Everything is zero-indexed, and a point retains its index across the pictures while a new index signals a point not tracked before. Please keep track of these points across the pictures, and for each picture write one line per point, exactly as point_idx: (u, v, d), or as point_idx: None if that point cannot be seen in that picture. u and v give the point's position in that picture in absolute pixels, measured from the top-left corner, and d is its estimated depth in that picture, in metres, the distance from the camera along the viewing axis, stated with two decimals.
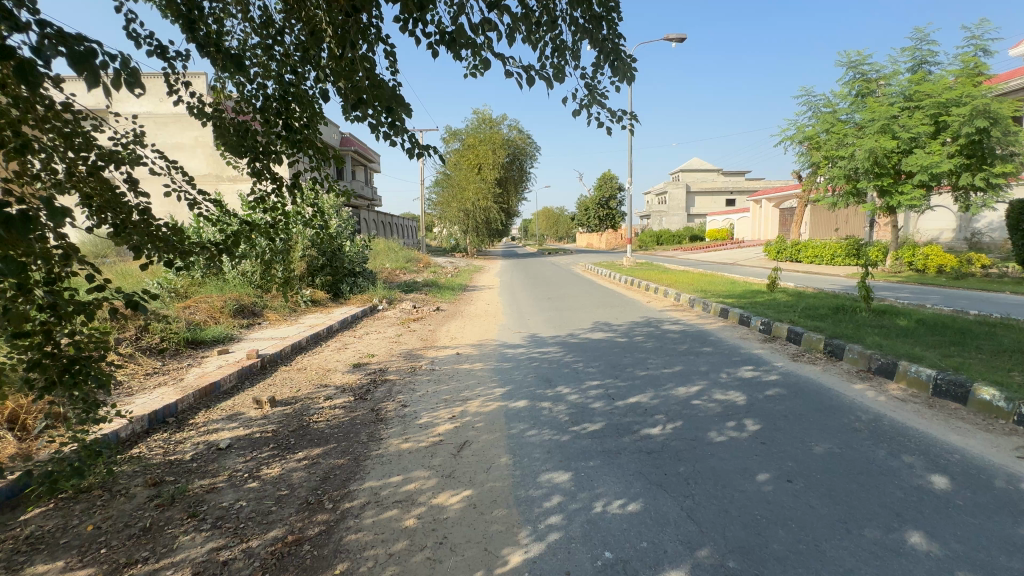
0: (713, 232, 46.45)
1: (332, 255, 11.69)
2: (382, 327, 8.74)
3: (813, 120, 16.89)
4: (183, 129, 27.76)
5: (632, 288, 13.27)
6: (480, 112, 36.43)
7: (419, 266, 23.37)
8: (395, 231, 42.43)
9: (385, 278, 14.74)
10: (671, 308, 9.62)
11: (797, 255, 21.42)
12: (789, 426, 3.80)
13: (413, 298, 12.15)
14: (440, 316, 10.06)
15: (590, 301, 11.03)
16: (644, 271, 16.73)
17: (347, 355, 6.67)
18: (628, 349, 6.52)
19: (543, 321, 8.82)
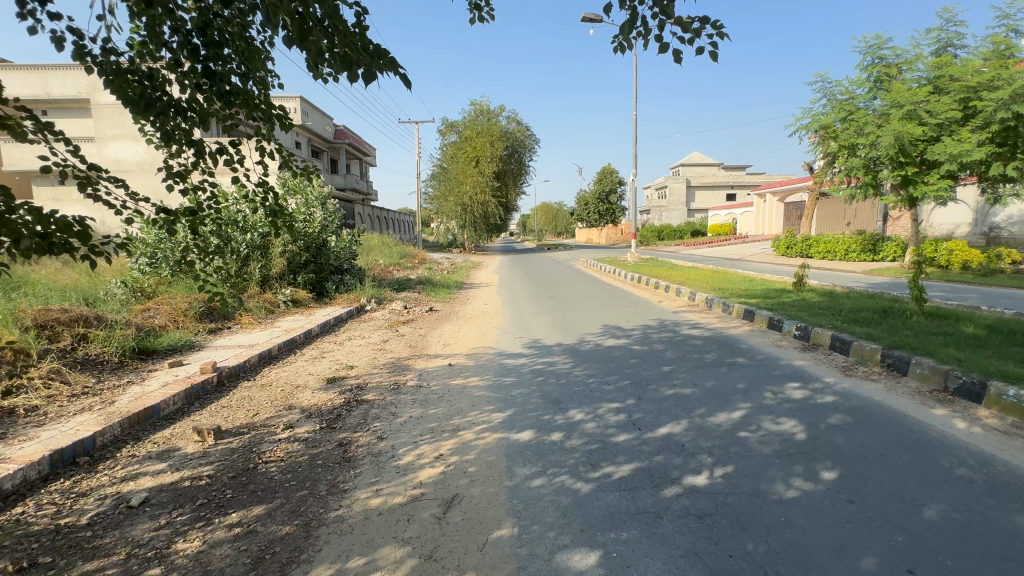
0: (715, 227, 45.52)
1: (316, 251, 10.83)
2: (369, 332, 7.86)
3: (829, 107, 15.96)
4: None
5: (639, 286, 12.40)
6: (478, 103, 35.36)
7: (414, 262, 22.48)
8: (391, 226, 41.50)
9: (376, 276, 13.84)
10: (687, 310, 8.72)
11: (808, 251, 20.54)
12: (874, 473, 2.93)
13: (405, 297, 11.25)
14: (433, 318, 9.18)
15: (597, 301, 10.17)
16: (651, 267, 15.88)
17: (322, 367, 5.77)
18: (647, 360, 5.63)
19: (548, 324, 7.96)
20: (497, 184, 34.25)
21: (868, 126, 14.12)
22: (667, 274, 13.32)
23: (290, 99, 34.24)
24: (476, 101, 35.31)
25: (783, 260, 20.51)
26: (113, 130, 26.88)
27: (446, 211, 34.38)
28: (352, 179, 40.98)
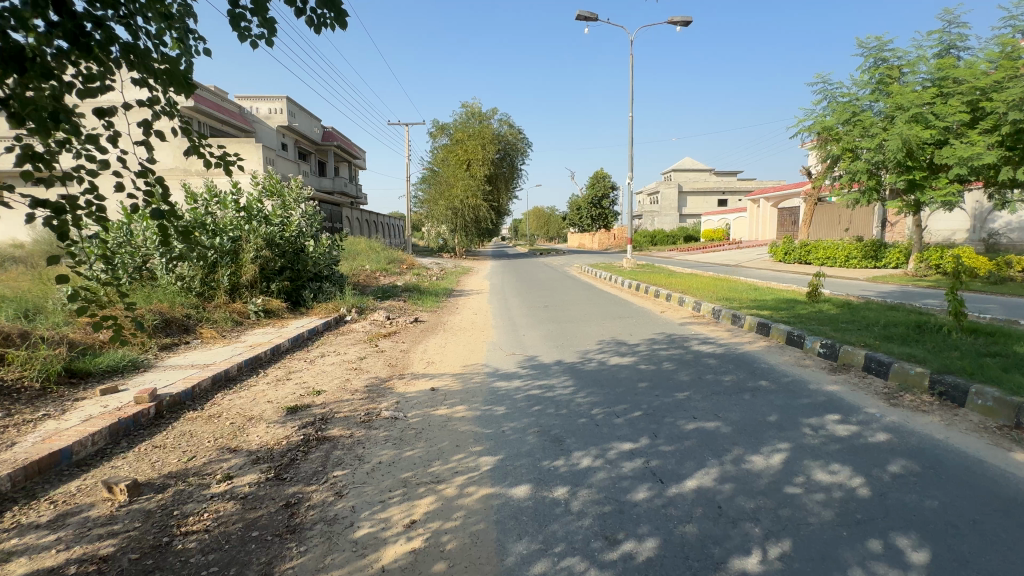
0: (708, 232, 45.21)
1: (292, 258, 10.07)
2: (346, 347, 7.10)
3: (830, 109, 15.50)
4: None
5: (638, 294, 11.76)
6: (469, 106, 34.69)
7: (402, 267, 21.67)
8: (380, 231, 40.63)
9: (360, 283, 13.05)
10: (694, 322, 8.06)
11: (807, 258, 20.07)
12: (976, 552, 2.25)
13: (389, 306, 10.49)
14: (418, 331, 8.44)
15: (595, 311, 9.51)
16: (648, 274, 15.27)
17: (285, 392, 4.99)
18: (659, 384, 4.93)
19: (544, 339, 7.27)
20: (489, 188, 33.60)
21: (871, 129, 13.67)
22: (666, 281, 12.69)
23: (276, 99, 33.67)
24: (467, 103, 34.66)
25: (781, 266, 20.03)
26: None
27: (437, 216, 33.61)
28: (340, 182, 40.04)
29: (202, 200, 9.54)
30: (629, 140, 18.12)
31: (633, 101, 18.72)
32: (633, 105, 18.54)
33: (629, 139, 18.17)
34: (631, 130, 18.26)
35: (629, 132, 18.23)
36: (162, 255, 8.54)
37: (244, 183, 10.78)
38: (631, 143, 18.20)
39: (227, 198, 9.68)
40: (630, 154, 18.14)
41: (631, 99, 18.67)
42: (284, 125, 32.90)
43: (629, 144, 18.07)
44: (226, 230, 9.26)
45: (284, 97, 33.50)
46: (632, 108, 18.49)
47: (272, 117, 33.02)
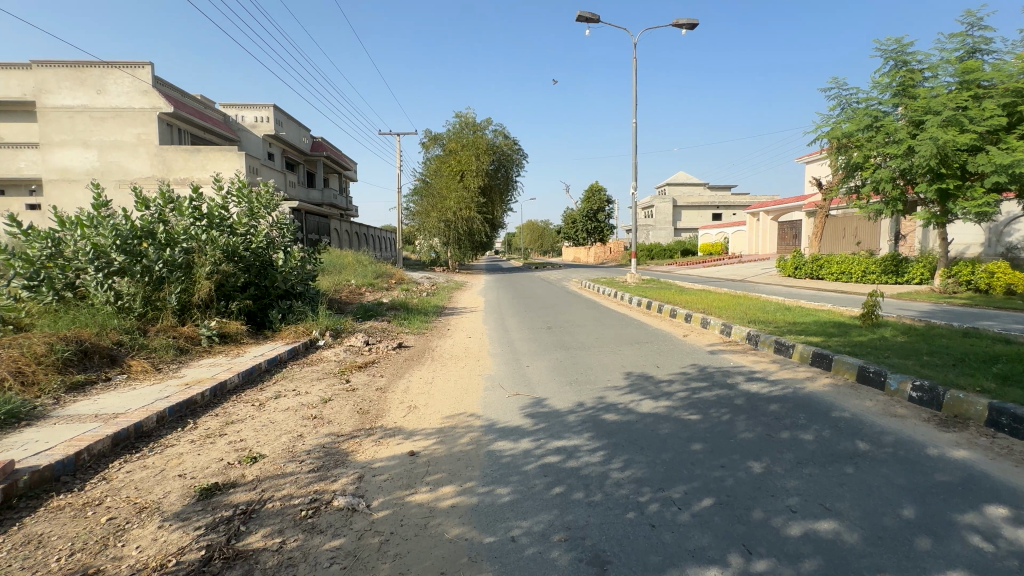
0: (705, 246, 44.30)
1: (258, 273, 8.75)
2: (309, 384, 5.74)
3: (845, 116, 14.58)
4: (124, 125, 24.37)
5: (650, 314, 10.57)
6: (463, 116, 33.81)
7: (391, 281, 20.36)
8: (370, 244, 39.36)
9: (341, 302, 11.73)
10: (729, 351, 6.79)
11: (819, 272, 19.01)
12: None
13: (370, 328, 9.15)
14: (402, 360, 7.11)
15: (607, 335, 8.26)
16: (657, 290, 14.11)
17: (209, 459, 3.64)
18: (720, 445, 3.64)
19: (553, 372, 6.00)
20: (482, 200, 32.50)
21: (896, 135, 12.68)
22: (681, 299, 11.50)
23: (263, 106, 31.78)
24: (460, 113, 33.73)
25: (792, 282, 18.95)
26: (60, 135, 24.41)
27: (429, 228, 32.40)
28: (329, 194, 38.83)
29: (153, 207, 8.23)
30: (634, 148, 17.01)
31: (637, 107, 17.75)
32: (637, 111, 17.58)
33: (635, 146, 17.08)
34: (636, 137, 17.18)
35: (634, 140, 17.15)
36: (98, 270, 7.18)
37: (207, 188, 9.46)
38: (636, 151, 17.11)
39: (185, 205, 8.38)
40: (634, 163, 17.07)
41: (634, 106, 17.69)
42: (272, 134, 31.75)
43: (634, 152, 16.98)
44: (179, 241, 7.93)
45: (272, 106, 31.94)
46: (636, 115, 17.56)
47: (259, 126, 31.73)
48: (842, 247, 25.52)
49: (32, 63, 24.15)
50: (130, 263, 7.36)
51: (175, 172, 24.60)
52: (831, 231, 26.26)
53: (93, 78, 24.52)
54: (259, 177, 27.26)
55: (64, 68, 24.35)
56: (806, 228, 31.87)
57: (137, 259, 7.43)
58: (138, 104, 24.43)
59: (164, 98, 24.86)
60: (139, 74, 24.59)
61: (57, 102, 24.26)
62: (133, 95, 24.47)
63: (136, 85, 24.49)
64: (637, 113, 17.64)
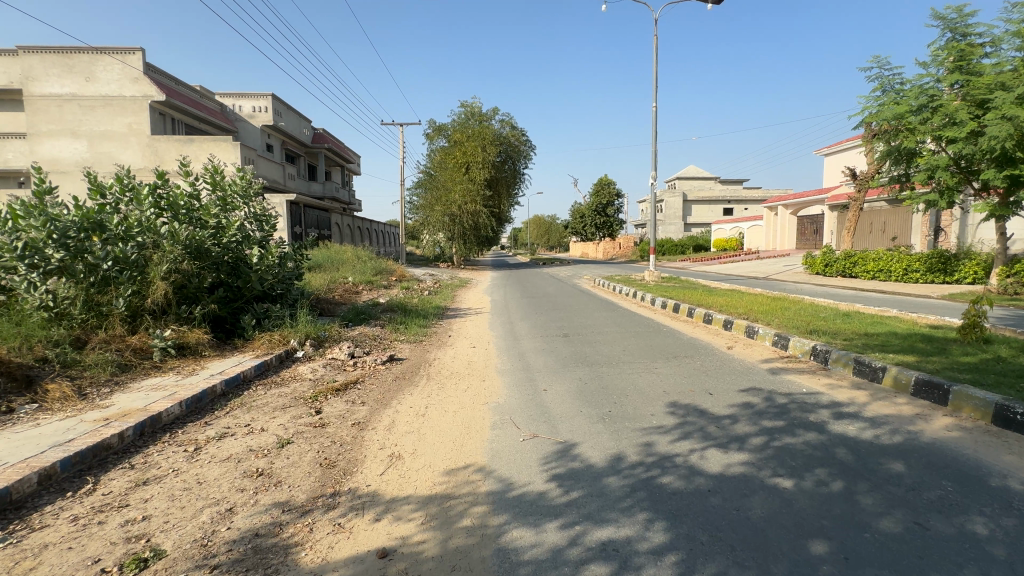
0: (719, 242, 42.80)
1: (227, 272, 7.55)
2: (268, 416, 4.52)
3: (893, 97, 13.19)
4: (114, 114, 23.28)
5: (680, 319, 9.29)
6: (469, 105, 32.47)
7: (391, 279, 19.22)
8: (374, 239, 38.28)
9: (331, 304, 10.54)
10: (793, 372, 5.47)
11: (852, 270, 17.60)
12: None
13: (359, 335, 7.94)
14: (391, 378, 5.86)
15: (637, 347, 6.97)
16: (681, 289, 12.84)
17: (77, 563, 2.42)
18: (853, 548, 2.38)
19: (577, 401, 4.73)
20: (489, 193, 31.26)
21: (957, 116, 11.23)
22: (713, 301, 10.16)
23: (262, 95, 30.59)
24: (465, 102, 32.41)
25: (822, 280, 17.56)
26: (48, 124, 23.36)
27: (432, 223, 31.23)
28: (331, 187, 37.68)
29: (107, 195, 7.06)
30: (653, 134, 15.61)
31: (657, 91, 16.34)
32: (656, 96, 16.19)
33: (654, 132, 15.68)
34: (655, 123, 15.79)
35: (653, 126, 15.76)
36: (31, 269, 6.01)
37: (173, 174, 8.24)
38: (656, 138, 15.73)
39: (143, 193, 7.21)
40: (653, 151, 15.69)
41: (654, 89, 16.30)
42: (270, 125, 30.59)
43: (653, 139, 15.59)
44: (132, 235, 6.73)
45: (270, 96, 30.73)
46: (655, 99, 16.16)
47: (257, 116, 30.56)
48: (875, 243, 24.49)
49: (18, 49, 23.07)
50: (71, 261, 6.18)
51: (168, 164, 23.56)
52: (869, 225, 24.92)
53: (82, 65, 23.41)
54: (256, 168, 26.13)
55: (51, 55, 23.25)
56: (829, 223, 30.28)
57: (80, 256, 6.26)
58: (128, 93, 23.30)
59: (156, 86, 23.73)
60: (130, 61, 23.45)
61: (43, 90, 23.15)
62: (123, 82, 23.34)
63: (126, 72, 23.36)
64: (657, 97, 16.23)
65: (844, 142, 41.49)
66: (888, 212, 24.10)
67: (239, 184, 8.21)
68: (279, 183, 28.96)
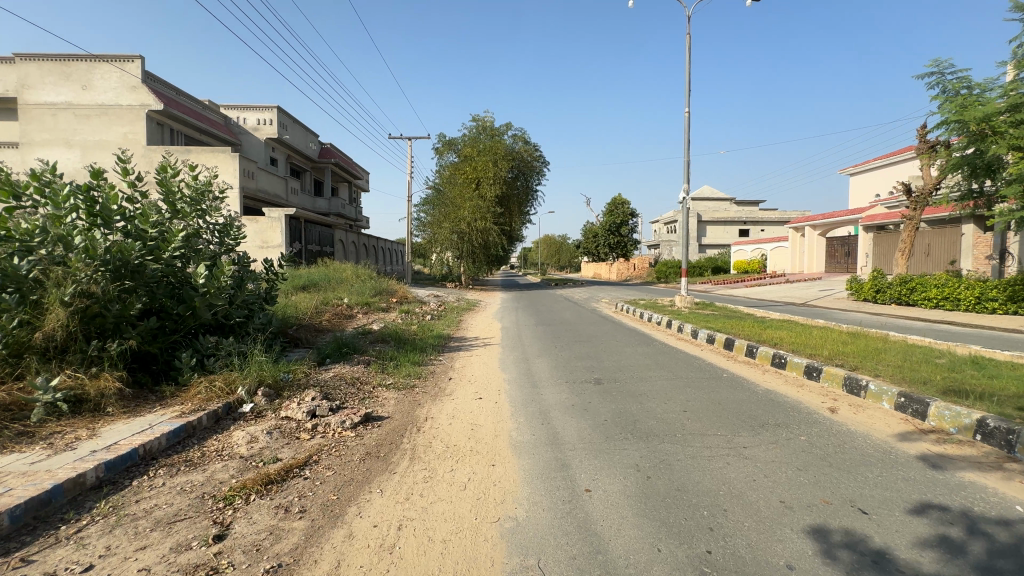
0: (739, 264, 40.83)
1: (164, 298, 5.89)
2: (135, 544, 2.74)
3: (965, 102, 11.70)
4: (110, 124, 22.30)
5: (738, 361, 7.43)
6: (480, 120, 31.29)
7: (393, 300, 17.59)
8: (380, 257, 36.99)
9: (308, 334, 8.77)
10: (967, 466, 3.53)
11: (907, 297, 15.63)
12: None
13: (332, 380, 6.14)
14: (358, 457, 4.01)
15: (701, 408, 5.07)
16: (726, 319, 10.97)
17: None
18: None
19: (648, 527, 2.84)
20: (500, 210, 29.79)
21: None
22: (776, 337, 8.22)
23: (267, 107, 29.68)
24: (476, 116, 31.23)
25: (875, 309, 15.58)
26: (41, 134, 22.40)
27: (440, 241, 29.75)
28: (336, 203, 36.52)
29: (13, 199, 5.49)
30: (685, 142, 13.94)
31: (689, 94, 14.71)
32: (689, 101, 14.58)
33: (685, 140, 14.01)
34: (687, 131, 14.15)
35: (685, 133, 14.10)
36: None
37: (112, 172, 6.61)
38: (689, 146, 14.04)
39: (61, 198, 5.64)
40: (686, 161, 13.94)
41: (686, 94, 14.70)
42: (275, 138, 29.58)
43: (685, 148, 13.88)
44: (33, 247, 5.08)
45: (276, 108, 29.80)
46: (687, 103, 14.54)
47: (261, 129, 29.63)
48: (926, 268, 22.52)
49: (15, 56, 22.29)
50: None
51: None
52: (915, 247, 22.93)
53: (79, 73, 22.53)
54: (257, 181, 24.91)
55: (49, 62, 22.48)
56: (863, 245, 28.22)
57: None
58: (125, 101, 22.34)
59: (154, 94, 22.75)
60: (129, 68, 22.55)
61: (39, 98, 22.31)
62: (120, 91, 22.38)
63: (124, 80, 22.45)
64: (689, 101, 14.58)
65: (871, 161, 39.59)
66: (933, 233, 22.14)
67: (194, 197, 6.69)
68: (282, 197, 27.76)
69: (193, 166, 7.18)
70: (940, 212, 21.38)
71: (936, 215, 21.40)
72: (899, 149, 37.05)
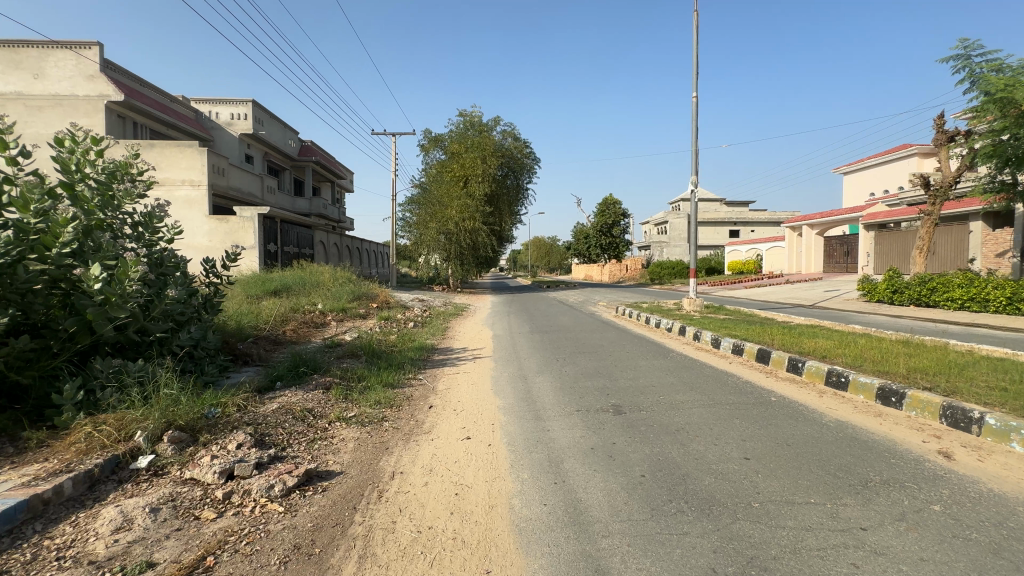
0: (733, 264, 39.98)
1: (43, 311, 4.40)
2: None
3: (1003, 83, 10.70)
4: (64, 115, 20.48)
5: (781, 379, 6.12)
6: (467, 115, 29.93)
7: (373, 304, 16.12)
8: (363, 259, 35.40)
9: (259, 351, 7.26)
10: None
11: (926, 298, 14.60)
12: None
13: (274, 416, 4.68)
14: (277, 557, 2.60)
15: (768, 454, 3.74)
16: (744, 325, 9.71)
17: None
18: None
19: None
20: (489, 210, 28.45)
21: None
22: (817, 347, 6.96)
23: (242, 102, 28.01)
24: (463, 111, 29.86)
25: (893, 311, 14.52)
26: None
27: (427, 242, 28.30)
28: (317, 203, 34.84)
29: None
30: (692, 130, 12.73)
31: (697, 78, 13.48)
32: (696, 85, 13.34)
33: (693, 127, 12.79)
34: (694, 118, 12.92)
35: (691, 119, 12.86)
36: None
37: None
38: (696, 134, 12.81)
39: None
40: (693, 150, 12.72)
41: (693, 77, 13.46)
42: (250, 133, 27.90)
43: (692, 135, 12.65)
44: None
45: (251, 102, 28.14)
46: (695, 88, 13.28)
47: (235, 124, 27.93)
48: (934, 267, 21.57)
49: None
50: None
51: None
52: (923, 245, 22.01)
53: (30, 60, 20.71)
54: (229, 178, 23.16)
55: None
56: (864, 244, 27.41)
57: None
58: (82, 91, 20.56)
59: (114, 84, 21.02)
60: (86, 56, 20.79)
61: None
62: (76, 80, 20.61)
63: (80, 68, 20.68)
64: (697, 85, 13.33)
65: (865, 160, 39.07)
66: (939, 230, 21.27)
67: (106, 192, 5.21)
68: (256, 196, 26.06)
69: (94, 136, 5.47)
70: (954, 206, 20.30)
71: (950, 210, 20.27)
72: (894, 146, 36.48)
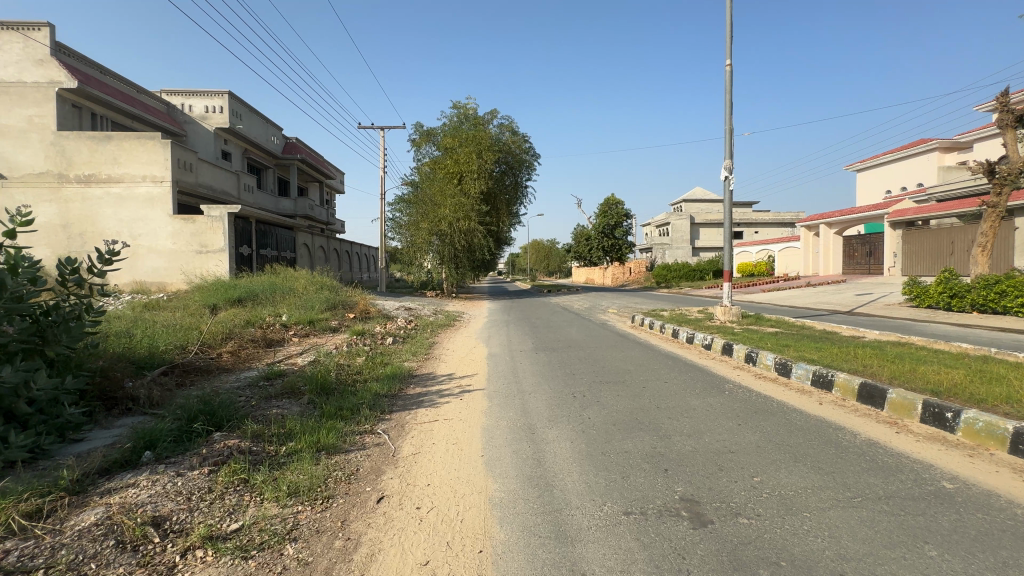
0: (744, 267, 37.92)
1: None
2: None
3: None
4: (10, 105, 18.34)
5: (924, 438, 4.01)
6: (462, 107, 27.83)
7: (351, 313, 13.99)
8: (350, 263, 33.26)
9: (150, 391, 5.08)
10: None
11: (994, 304, 12.51)
12: None
13: (74, 549, 2.51)
14: None
15: None
16: (808, 341, 7.58)
17: None
18: None
19: None
20: (485, 209, 26.35)
21: None
22: (955, 383, 4.81)
23: (217, 93, 25.87)
24: (457, 103, 27.77)
25: (957, 319, 12.42)
26: None
27: (418, 244, 26.16)
28: (302, 204, 32.63)
29: None
30: (726, 103, 10.58)
31: (731, 44, 11.28)
32: (730, 51, 11.15)
33: (726, 100, 10.64)
34: (729, 89, 10.76)
35: (725, 91, 10.70)
36: None
37: None
38: (731, 108, 10.67)
39: None
40: (727, 128, 10.58)
41: (727, 42, 11.26)
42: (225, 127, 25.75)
43: (726, 109, 10.49)
44: None
45: (227, 94, 26.02)
46: (729, 54, 11.10)
47: (210, 117, 25.77)
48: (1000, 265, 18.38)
49: None
50: None
51: (78, 168, 18.64)
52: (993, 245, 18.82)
53: None
54: (198, 174, 21.08)
55: None
56: (890, 243, 25.42)
57: None
58: (29, 78, 18.41)
59: (67, 70, 18.87)
60: (35, 38, 18.68)
61: None
62: (24, 65, 18.44)
63: (28, 52, 18.54)
64: (732, 52, 11.14)
65: (881, 156, 37.08)
66: None
67: None
68: (231, 195, 23.97)
69: None
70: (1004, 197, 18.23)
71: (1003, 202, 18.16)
72: (913, 140, 34.46)
